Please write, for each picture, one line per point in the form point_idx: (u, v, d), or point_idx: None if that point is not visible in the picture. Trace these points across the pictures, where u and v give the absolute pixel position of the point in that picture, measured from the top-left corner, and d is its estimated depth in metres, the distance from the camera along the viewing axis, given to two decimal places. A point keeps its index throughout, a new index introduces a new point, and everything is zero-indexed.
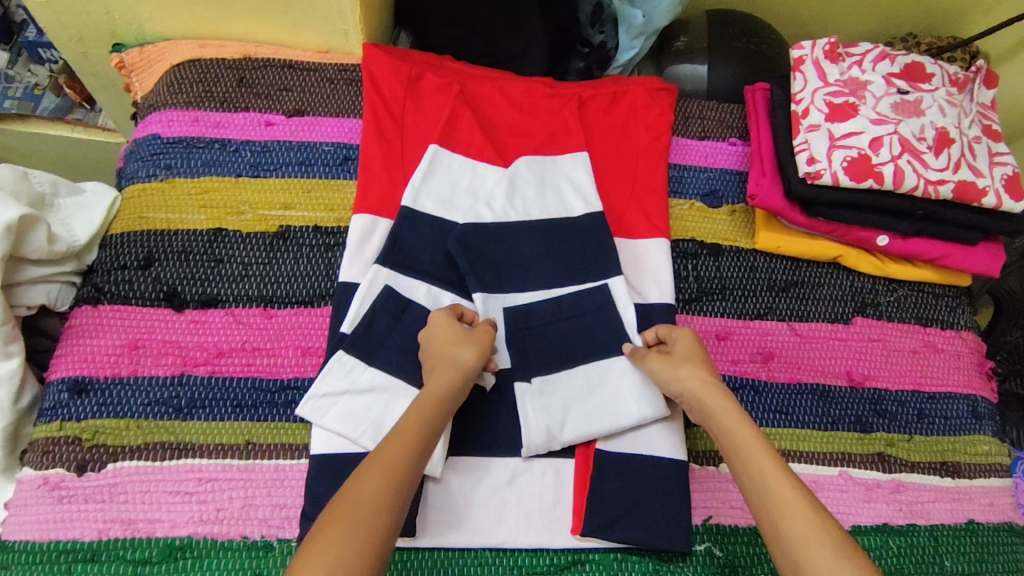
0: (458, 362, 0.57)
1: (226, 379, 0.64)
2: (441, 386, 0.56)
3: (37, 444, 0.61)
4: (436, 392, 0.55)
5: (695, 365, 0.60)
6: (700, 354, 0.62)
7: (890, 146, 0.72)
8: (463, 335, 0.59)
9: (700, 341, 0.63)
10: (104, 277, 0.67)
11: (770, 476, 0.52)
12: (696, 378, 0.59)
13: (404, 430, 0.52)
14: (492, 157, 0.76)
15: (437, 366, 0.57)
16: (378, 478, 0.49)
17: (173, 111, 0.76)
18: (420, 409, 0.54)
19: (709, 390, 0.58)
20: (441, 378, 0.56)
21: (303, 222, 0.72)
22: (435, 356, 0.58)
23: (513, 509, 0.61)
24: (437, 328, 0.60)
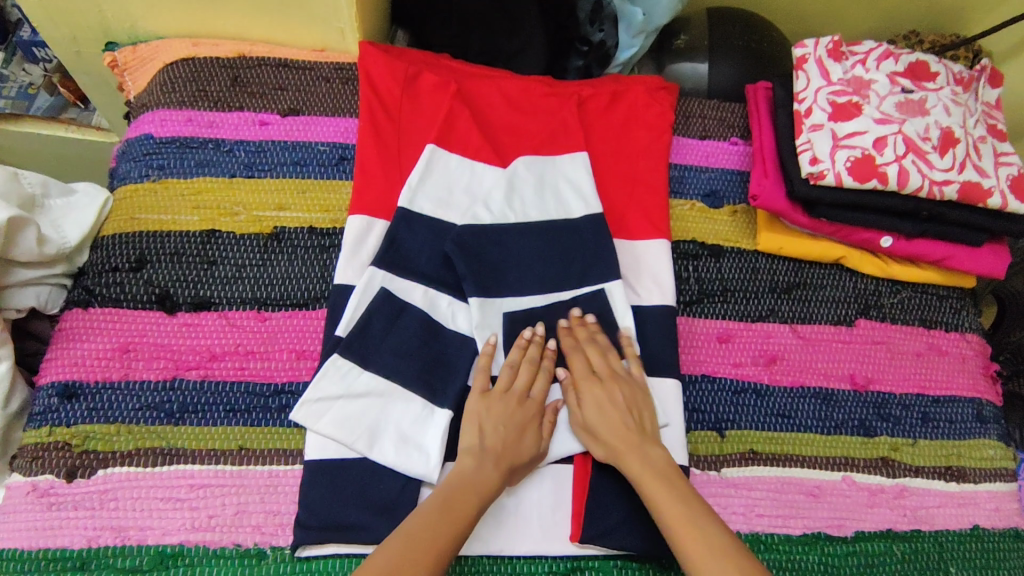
0: (514, 461, 0.58)
1: (220, 384, 0.63)
2: (497, 478, 0.57)
3: (26, 450, 0.60)
4: (487, 478, 0.56)
5: (607, 424, 0.60)
6: (608, 402, 0.61)
7: (894, 146, 0.71)
8: (535, 444, 0.60)
9: (605, 384, 0.62)
10: (95, 280, 0.66)
11: (683, 534, 0.54)
12: (608, 439, 0.60)
13: (458, 511, 0.54)
14: (489, 157, 0.75)
15: (495, 444, 0.58)
16: (428, 556, 0.51)
17: (167, 111, 0.74)
18: (468, 491, 0.55)
19: (609, 433, 0.60)
20: (494, 467, 0.57)
21: (298, 223, 0.71)
22: (501, 432, 0.59)
23: (510, 516, 0.60)
24: (523, 412, 0.61)
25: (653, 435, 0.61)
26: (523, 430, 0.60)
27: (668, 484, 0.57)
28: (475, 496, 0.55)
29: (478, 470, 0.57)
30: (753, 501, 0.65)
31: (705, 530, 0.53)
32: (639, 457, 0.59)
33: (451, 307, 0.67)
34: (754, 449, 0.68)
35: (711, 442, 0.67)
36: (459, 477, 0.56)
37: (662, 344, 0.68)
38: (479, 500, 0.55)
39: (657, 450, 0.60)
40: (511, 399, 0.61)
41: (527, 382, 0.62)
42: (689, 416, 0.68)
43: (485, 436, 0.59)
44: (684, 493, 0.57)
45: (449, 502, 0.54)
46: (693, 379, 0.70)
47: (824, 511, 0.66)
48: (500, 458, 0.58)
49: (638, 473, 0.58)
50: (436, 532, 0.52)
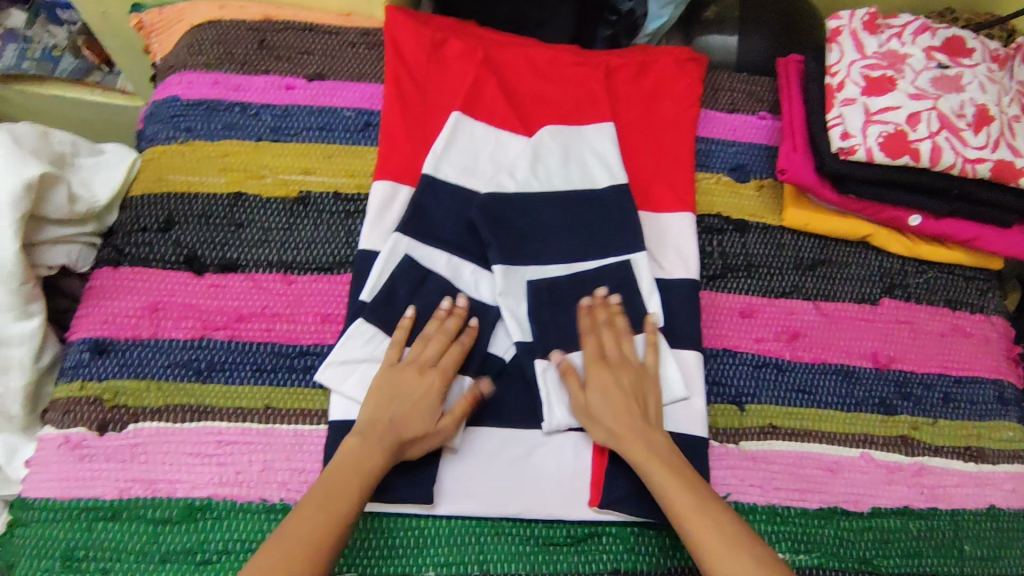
0: (402, 437, 0.56)
1: (246, 344, 0.64)
2: (379, 457, 0.55)
3: (58, 403, 0.61)
4: (370, 457, 0.55)
5: (614, 408, 0.60)
6: (616, 387, 0.61)
7: (928, 122, 0.69)
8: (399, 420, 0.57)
9: (618, 369, 0.62)
10: (125, 240, 0.66)
11: (694, 522, 0.53)
12: (613, 422, 0.59)
13: (339, 500, 0.52)
14: (515, 126, 0.75)
15: (383, 418, 0.57)
16: (306, 554, 0.49)
17: (194, 73, 0.74)
18: (350, 470, 0.54)
19: (615, 420, 0.59)
20: (378, 445, 0.56)
21: (324, 187, 0.71)
22: (394, 405, 0.57)
23: (530, 481, 0.61)
24: (419, 385, 0.58)
25: (655, 421, 0.61)
26: (416, 402, 0.58)
27: (674, 470, 0.56)
28: (357, 478, 0.54)
29: (362, 448, 0.55)
30: (770, 474, 0.66)
31: (715, 520, 0.53)
32: (646, 444, 0.58)
33: (474, 275, 0.67)
34: (773, 424, 0.68)
35: (730, 415, 0.68)
36: (342, 461, 0.55)
37: (684, 317, 0.69)
38: (362, 484, 0.54)
39: (660, 435, 0.59)
40: (411, 371, 0.59)
41: (431, 354, 0.60)
42: (710, 389, 0.68)
43: (376, 409, 0.57)
44: (690, 479, 0.56)
45: (329, 492, 0.53)
46: (714, 353, 0.70)
47: (841, 487, 0.66)
48: (388, 434, 0.56)
49: (645, 459, 0.57)
50: (314, 528, 0.51)
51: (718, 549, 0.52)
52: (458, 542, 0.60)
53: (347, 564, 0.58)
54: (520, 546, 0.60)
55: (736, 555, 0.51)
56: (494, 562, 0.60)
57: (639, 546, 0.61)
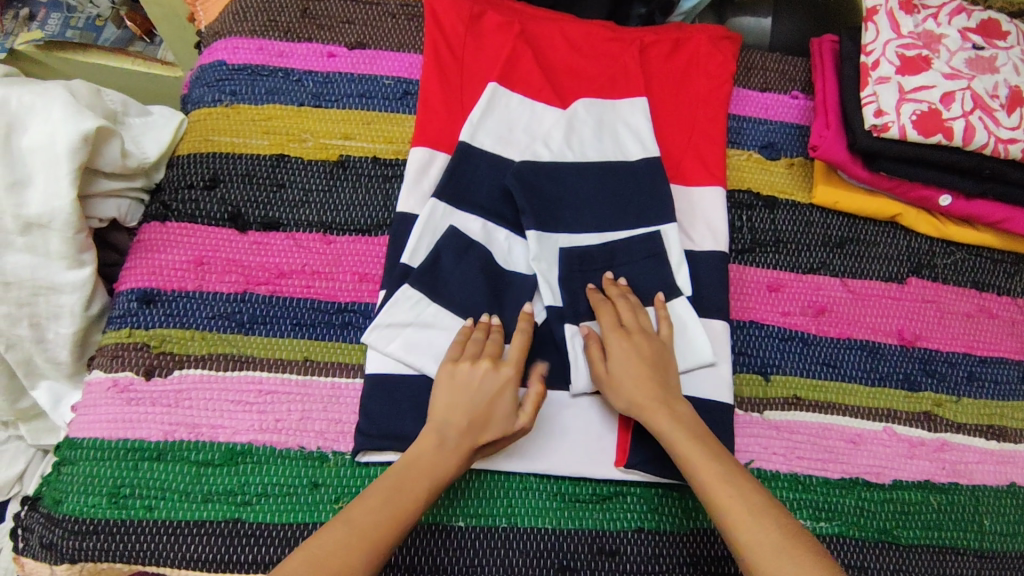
0: (476, 438, 0.56)
1: (287, 299, 0.66)
2: (455, 461, 0.55)
3: (107, 348, 0.63)
4: (445, 458, 0.55)
5: (636, 380, 0.60)
6: (638, 359, 0.61)
7: (961, 101, 0.70)
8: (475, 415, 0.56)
9: (637, 340, 0.62)
10: (172, 196, 0.69)
11: (718, 490, 0.54)
12: (637, 395, 0.59)
13: (403, 497, 0.53)
14: (550, 99, 0.76)
15: (458, 417, 0.56)
16: (365, 544, 0.50)
17: (239, 39, 0.77)
18: (425, 474, 0.54)
19: (639, 391, 0.59)
20: (455, 449, 0.55)
21: (363, 152, 0.73)
22: (467, 406, 0.57)
23: (559, 440, 0.63)
24: (492, 380, 0.58)
25: (676, 393, 0.61)
26: (491, 401, 0.57)
27: (699, 441, 0.57)
28: (429, 480, 0.54)
29: (435, 449, 0.55)
30: (793, 443, 0.67)
31: (740, 489, 0.54)
32: (671, 416, 0.58)
33: (507, 241, 0.69)
34: (797, 395, 0.69)
35: (755, 385, 0.69)
36: (412, 460, 0.55)
37: (712, 289, 0.70)
38: (432, 484, 0.54)
39: (685, 408, 0.60)
40: (482, 368, 0.58)
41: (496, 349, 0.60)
42: (736, 358, 0.69)
43: (451, 410, 0.57)
44: (715, 450, 0.57)
45: (394, 489, 0.53)
46: (741, 324, 0.71)
47: (863, 458, 0.67)
48: (466, 436, 0.56)
49: (672, 432, 0.57)
50: (378, 520, 0.51)
51: (742, 516, 0.53)
52: (487, 495, 0.61)
53: None
54: (547, 501, 0.62)
55: (759, 521, 0.52)
56: (522, 516, 0.61)
57: (663, 506, 0.63)
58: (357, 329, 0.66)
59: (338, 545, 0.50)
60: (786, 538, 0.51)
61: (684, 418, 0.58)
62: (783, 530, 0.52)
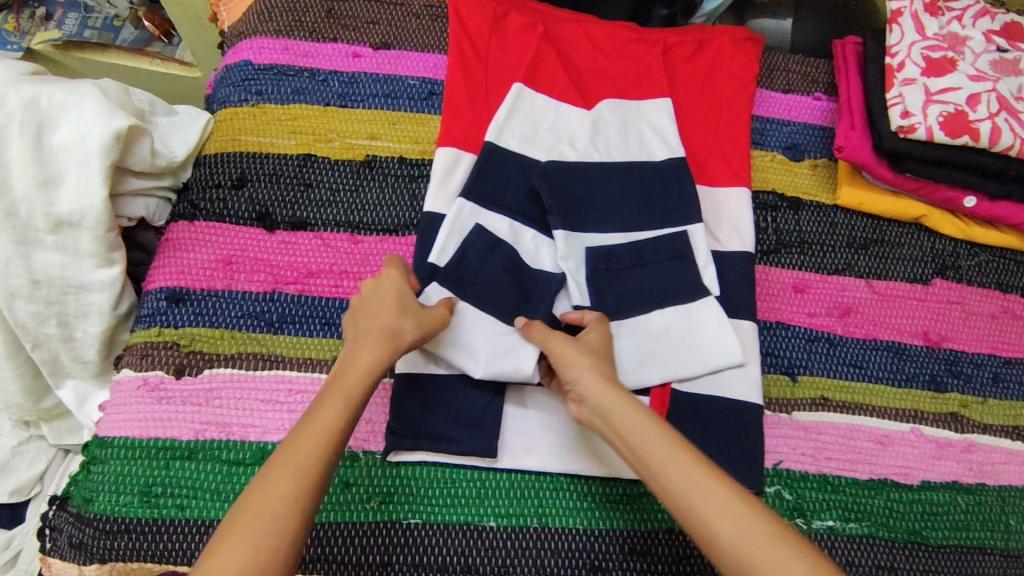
0: (386, 329, 0.55)
1: (316, 298, 0.66)
2: (373, 351, 0.53)
3: (136, 347, 0.63)
4: (363, 356, 0.53)
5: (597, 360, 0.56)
6: (598, 348, 0.58)
7: (987, 103, 0.70)
8: (376, 315, 0.56)
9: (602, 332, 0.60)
10: (200, 195, 0.69)
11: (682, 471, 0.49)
12: (597, 369, 0.56)
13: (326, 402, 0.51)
14: (575, 99, 0.76)
15: (365, 326, 0.55)
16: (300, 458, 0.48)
17: (264, 39, 0.77)
18: (347, 378, 0.52)
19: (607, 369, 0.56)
20: (370, 345, 0.54)
21: (390, 152, 0.73)
22: (369, 314, 0.56)
23: (588, 440, 0.63)
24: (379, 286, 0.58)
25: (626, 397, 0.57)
26: (383, 303, 0.56)
27: (654, 424, 0.52)
28: (353, 380, 0.52)
29: (354, 357, 0.53)
30: (821, 444, 0.67)
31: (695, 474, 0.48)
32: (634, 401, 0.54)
33: (534, 241, 0.69)
34: (824, 396, 0.69)
35: (783, 386, 0.69)
36: (332, 376, 0.53)
37: (739, 290, 0.70)
38: (354, 383, 0.52)
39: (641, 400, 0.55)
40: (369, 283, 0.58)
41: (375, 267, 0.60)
42: (763, 359, 0.70)
43: (359, 328, 0.56)
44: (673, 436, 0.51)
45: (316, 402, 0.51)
46: (768, 325, 0.71)
47: (891, 459, 0.67)
48: (375, 332, 0.54)
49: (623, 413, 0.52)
50: (301, 427, 0.50)
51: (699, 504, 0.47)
52: (518, 496, 0.61)
53: (411, 511, 0.60)
54: (577, 502, 0.62)
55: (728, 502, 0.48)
56: (553, 516, 0.61)
57: None
58: None
59: (274, 469, 0.47)
60: (754, 525, 0.46)
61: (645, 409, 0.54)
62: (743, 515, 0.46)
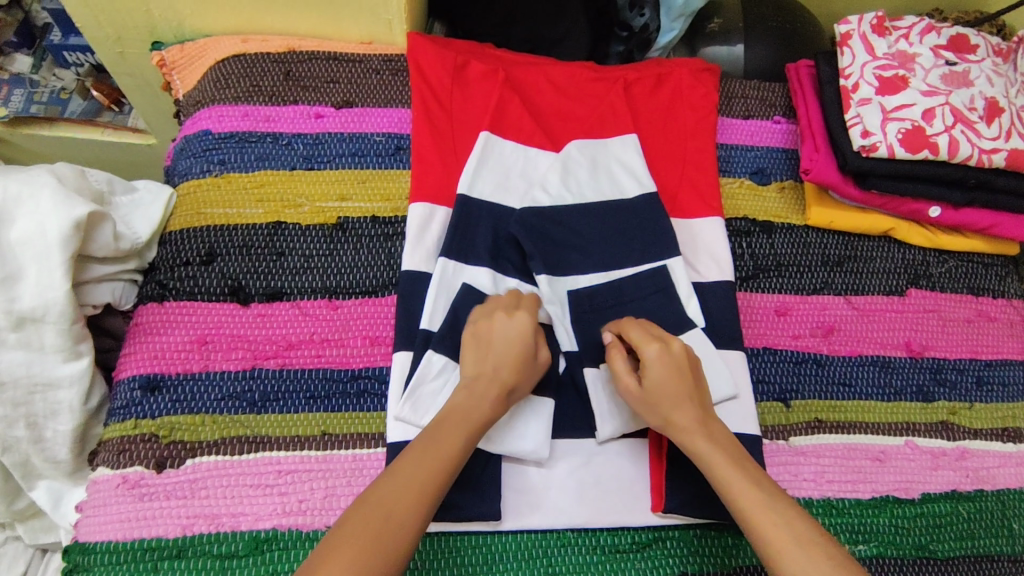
0: (505, 377, 0.56)
1: (298, 372, 0.64)
2: (488, 400, 0.54)
3: (111, 443, 0.60)
4: (480, 400, 0.54)
5: (674, 393, 0.57)
6: (674, 376, 0.57)
7: (942, 116, 0.72)
8: (498, 357, 0.56)
9: (670, 352, 0.58)
10: (168, 274, 0.66)
11: (758, 516, 0.50)
12: (674, 411, 0.56)
13: (450, 438, 0.51)
14: (543, 143, 0.76)
15: (486, 369, 0.56)
16: (415, 490, 0.48)
17: (222, 107, 0.75)
18: (463, 418, 0.53)
19: (680, 407, 0.56)
20: (487, 392, 0.55)
21: (361, 212, 0.72)
22: (493, 353, 0.56)
23: (592, 490, 0.62)
24: (506, 327, 0.58)
25: (707, 407, 0.57)
26: (510, 345, 0.57)
27: (738, 462, 0.54)
28: (467, 425, 0.53)
29: (472, 399, 0.54)
30: (821, 468, 0.67)
31: (785, 511, 0.51)
32: (709, 439, 0.55)
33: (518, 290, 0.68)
34: (818, 418, 0.69)
35: (778, 412, 0.69)
36: (451, 408, 0.54)
37: (724, 320, 0.70)
38: (470, 427, 0.53)
39: (722, 428, 0.57)
40: (497, 317, 0.58)
41: (507, 304, 0.60)
42: (756, 387, 0.69)
43: (479, 362, 0.56)
44: (756, 474, 0.53)
45: (438, 431, 0.52)
46: (755, 352, 0.71)
47: (890, 475, 0.68)
48: (494, 377, 0.56)
49: (713, 454, 0.54)
50: (427, 460, 0.49)
51: (784, 540, 0.49)
52: (526, 556, 0.60)
53: None
54: (587, 555, 0.60)
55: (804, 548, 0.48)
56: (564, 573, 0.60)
57: (703, 547, 0.62)
58: (374, 396, 0.63)
59: (393, 500, 0.47)
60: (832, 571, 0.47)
61: (726, 448, 0.55)
62: (836, 560, 0.47)
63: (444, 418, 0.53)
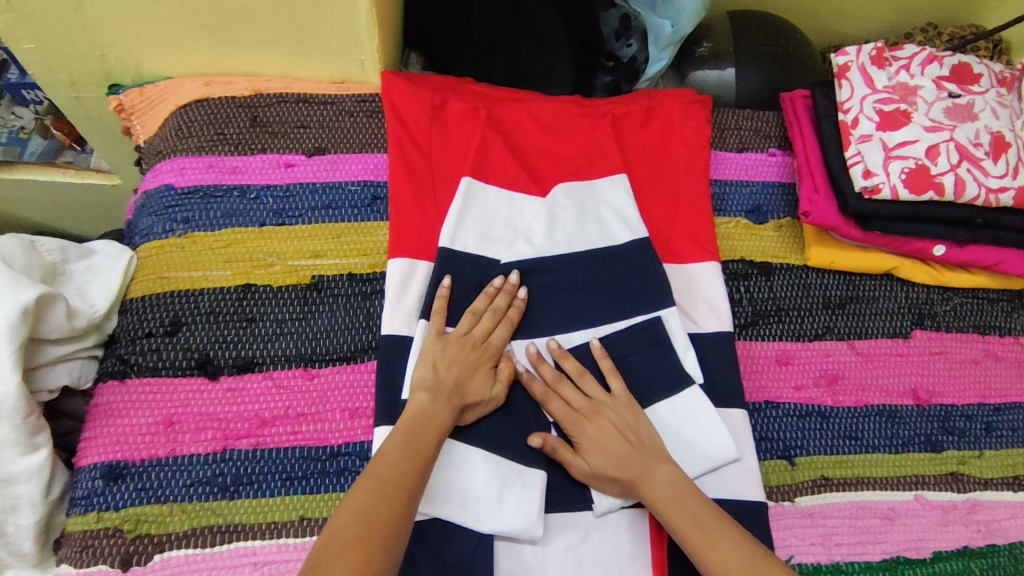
0: (465, 398, 0.58)
1: (272, 451, 0.59)
2: (449, 411, 0.57)
3: (73, 539, 0.55)
4: (440, 412, 0.57)
5: (609, 457, 0.58)
6: (602, 437, 0.59)
7: (947, 154, 0.68)
8: (460, 377, 0.59)
9: (593, 416, 0.60)
10: (129, 348, 0.62)
11: (707, 554, 0.52)
12: (615, 471, 0.58)
13: (421, 441, 0.55)
14: (528, 187, 0.72)
15: (446, 381, 0.58)
16: (397, 487, 0.51)
17: (185, 158, 0.70)
18: (428, 425, 0.56)
19: (616, 466, 0.58)
20: (446, 403, 0.57)
21: (337, 270, 0.67)
22: (455, 370, 0.59)
23: (590, 569, 0.58)
24: (474, 354, 0.61)
25: (648, 449, 0.59)
26: (474, 372, 0.60)
27: (680, 499, 0.55)
28: (434, 430, 0.56)
29: (432, 405, 0.57)
30: (829, 530, 0.63)
31: (725, 544, 0.53)
32: (649, 484, 0.57)
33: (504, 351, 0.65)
34: (824, 475, 0.66)
35: (781, 471, 0.65)
36: (415, 414, 0.56)
37: (724, 375, 0.67)
38: (437, 431, 0.56)
39: (665, 467, 0.57)
40: (465, 343, 0.61)
41: (485, 329, 0.63)
42: (758, 445, 0.66)
43: (440, 372, 0.59)
44: (700, 510, 0.55)
45: (410, 432, 0.55)
46: (757, 406, 0.68)
47: (901, 534, 0.64)
48: (454, 391, 0.58)
49: (654, 499, 0.56)
50: (401, 461, 0.53)
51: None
52: None
53: None
54: None
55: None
56: None
57: None
58: (355, 474, 0.59)
59: (376, 498, 0.50)
60: None
61: (667, 486, 0.56)
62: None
63: (410, 423, 0.56)
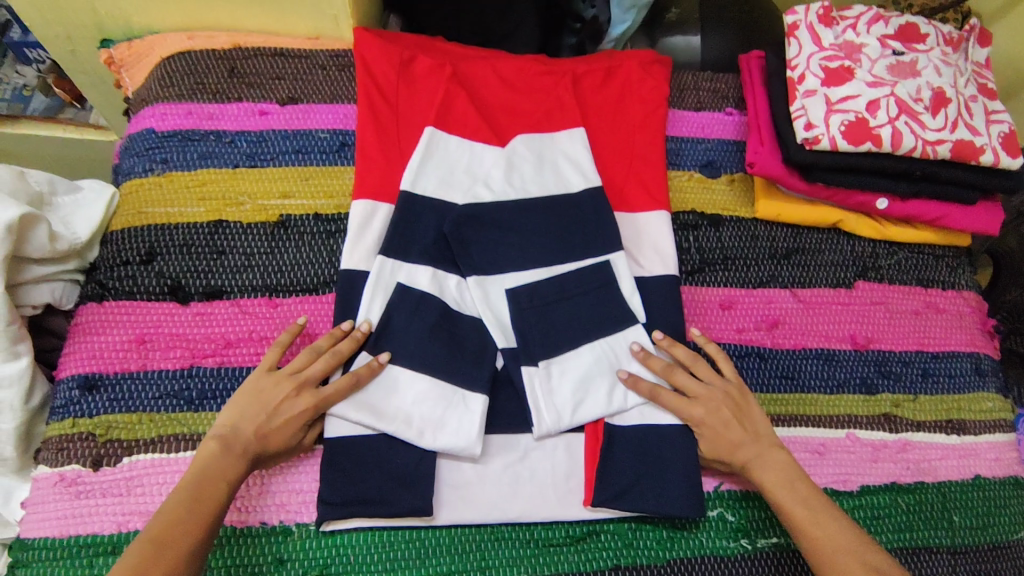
0: (266, 444, 0.58)
1: (236, 370, 0.64)
2: (243, 459, 0.57)
3: (50, 442, 0.61)
4: (232, 462, 0.56)
5: (724, 439, 0.63)
6: (720, 420, 0.63)
7: (887, 108, 0.71)
8: (269, 425, 0.58)
9: (711, 402, 0.63)
10: (108, 274, 0.67)
11: (811, 533, 0.58)
12: (734, 451, 0.63)
13: (211, 491, 0.55)
14: (488, 137, 0.75)
15: (249, 429, 0.58)
16: (177, 548, 0.51)
17: (166, 105, 0.75)
18: (217, 473, 0.55)
19: (734, 449, 0.62)
20: (241, 454, 0.57)
21: (304, 210, 0.72)
22: (265, 419, 0.58)
23: (527, 484, 0.62)
24: (291, 403, 0.59)
25: (763, 436, 0.63)
26: (287, 420, 0.59)
27: (790, 483, 0.60)
28: (224, 479, 0.55)
29: (226, 454, 0.56)
30: None
31: (830, 530, 0.58)
32: (764, 464, 0.62)
33: (458, 288, 0.68)
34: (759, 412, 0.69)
35: None
36: (203, 466, 0.56)
37: (667, 315, 0.70)
38: (229, 479, 0.56)
39: (780, 451, 0.63)
40: (287, 386, 0.59)
41: (318, 372, 0.61)
42: None
43: (247, 420, 0.58)
44: (808, 493, 0.60)
45: (202, 482, 0.55)
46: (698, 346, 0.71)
47: (830, 468, 0.68)
48: (254, 441, 0.58)
49: (767, 480, 0.61)
50: (186, 515, 0.53)
51: (830, 553, 0.56)
52: (459, 550, 0.61)
53: None
54: (520, 549, 0.62)
55: (848, 560, 0.56)
56: (496, 568, 0.61)
57: (637, 540, 0.63)
58: None
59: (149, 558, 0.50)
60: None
61: (786, 470, 0.61)
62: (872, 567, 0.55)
63: (200, 470, 0.55)
